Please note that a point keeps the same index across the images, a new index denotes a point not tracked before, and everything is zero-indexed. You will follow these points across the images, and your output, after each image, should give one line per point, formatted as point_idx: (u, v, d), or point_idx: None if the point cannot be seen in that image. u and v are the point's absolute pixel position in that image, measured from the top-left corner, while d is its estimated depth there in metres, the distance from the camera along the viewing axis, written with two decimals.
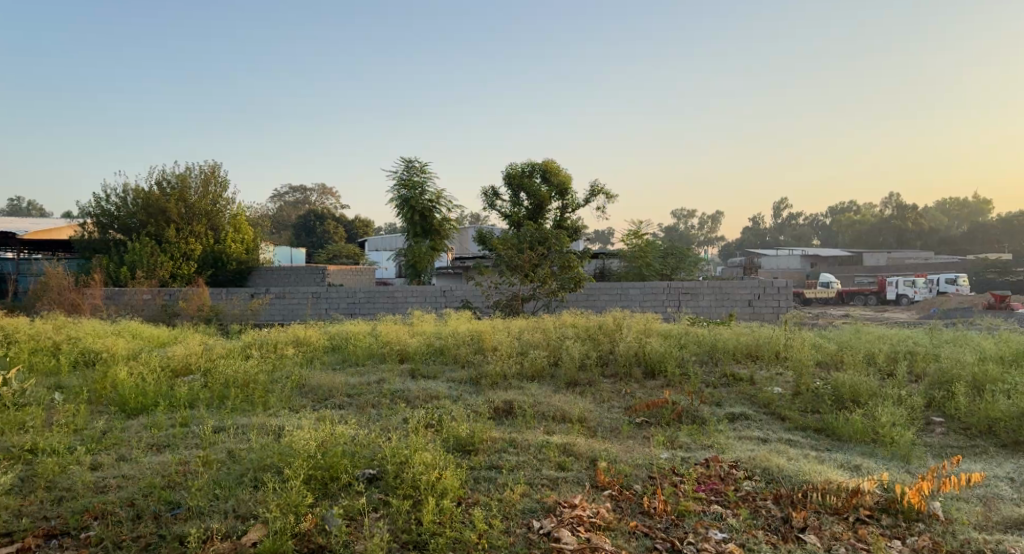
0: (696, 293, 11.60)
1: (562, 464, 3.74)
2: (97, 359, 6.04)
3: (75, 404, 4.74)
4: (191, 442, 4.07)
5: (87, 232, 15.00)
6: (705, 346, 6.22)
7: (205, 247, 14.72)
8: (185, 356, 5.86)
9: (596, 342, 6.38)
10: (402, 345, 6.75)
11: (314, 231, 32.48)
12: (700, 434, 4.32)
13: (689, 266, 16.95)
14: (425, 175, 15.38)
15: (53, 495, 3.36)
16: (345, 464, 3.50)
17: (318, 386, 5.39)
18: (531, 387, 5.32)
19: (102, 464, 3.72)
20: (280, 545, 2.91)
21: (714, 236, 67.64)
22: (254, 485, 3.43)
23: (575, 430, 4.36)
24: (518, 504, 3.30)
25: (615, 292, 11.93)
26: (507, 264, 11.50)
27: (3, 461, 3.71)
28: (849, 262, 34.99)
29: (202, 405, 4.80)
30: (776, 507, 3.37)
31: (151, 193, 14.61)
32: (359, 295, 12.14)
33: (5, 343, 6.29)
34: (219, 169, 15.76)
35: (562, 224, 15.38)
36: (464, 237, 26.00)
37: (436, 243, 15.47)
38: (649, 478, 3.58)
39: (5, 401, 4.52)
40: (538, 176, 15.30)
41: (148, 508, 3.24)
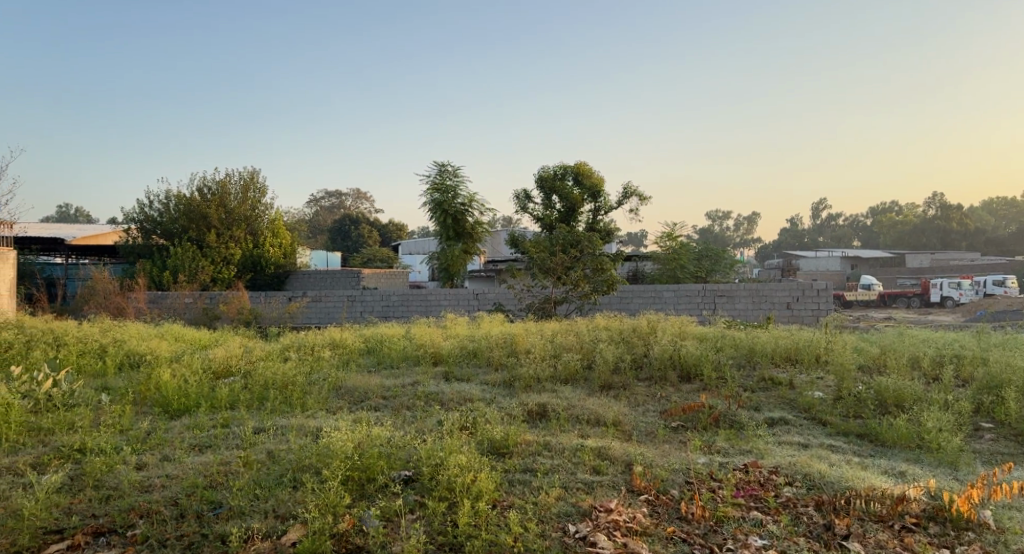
0: (732, 296, 11.45)
1: (598, 467, 3.72)
2: (141, 361, 6.21)
3: (121, 404, 4.87)
4: (232, 442, 4.15)
5: (131, 237, 15.41)
6: (742, 350, 6.14)
7: (244, 252, 15.04)
8: (226, 358, 5.99)
9: (631, 345, 6.35)
10: (436, 347, 6.81)
11: (349, 235, 32.91)
12: (739, 439, 4.26)
13: (725, 268, 16.78)
14: (458, 179, 15.45)
15: (101, 494, 3.45)
16: (381, 465, 3.53)
17: (354, 388, 5.46)
18: (564, 390, 5.31)
19: (147, 464, 3.82)
20: (318, 545, 2.95)
21: (750, 238, 66.68)
22: (293, 486, 3.48)
23: (610, 434, 4.33)
24: (552, 508, 3.29)
25: (649, 294, 11.79)
26: (540, 267, 11.54)
27: (54, 460, 3.83)
28: (890, 264, 34.13)
29: (242, 406, 4.90)
30: (818, 514, 3.30)
31: (192, 199, 14.95)
32: (394, 298, 12.24)
33: (54, 345, 6.49)
34: (258, 175, 16.05)
35: (595, 227, 15.33)
36: (497, 241, 26.11)
37: (468, 246, 15.53)
38: (686, 483, 3.54)
39: (55, 402, 4.67)
40: (571, 178, 15.27)
41: (191, 508, 3.31)
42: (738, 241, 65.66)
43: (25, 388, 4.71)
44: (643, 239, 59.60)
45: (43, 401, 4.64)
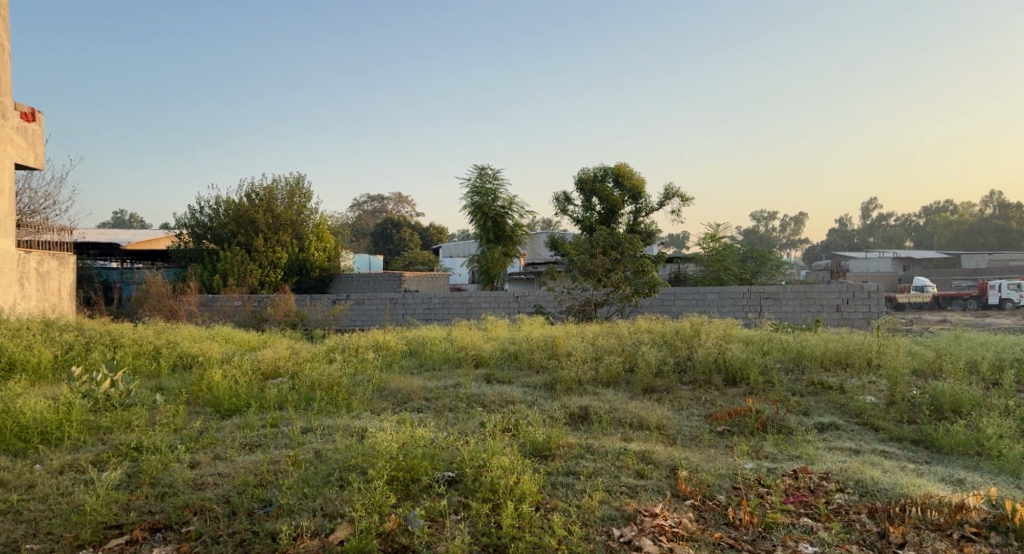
0: (779, 298, 11.24)
1: (641, 471, 3.69)
2: (193, 362, 6.39)
3: (175, 404, 5.02)
4: (280, 441, 4.24)
5: (183, 242, 15.84)
6: (790, 353, 6.01)
7: (290, 256, 15.40)
8: (275, 360, 6.12)
9: (673, 347, 6.27)
10: (477, 350, 6.84)
11: (391, 238, 33.33)
12: (788, 444, 4.17)
13: (770, 269, 16.50)
14: (498, 182, 15.49)
15: (157, 491, 3.56)
16: (425, 466, 3.57)
17: (397, 389, 5.53)
18: (606, 392, 5.29)
19: (200, 462, 3.93)
20: (365, 545, 2.99)
21: (796, 238, 65.28)
22: (339, 485, 3.54)
23: (653, 437, 4.29)
24: (596, 511, 3.27)
25: (691, 296, 11.70)
26: (580, 269, 11.47)
27: (113, 457, 3.97)
28: (945, 265, 32.97)
29: (290, 407, 5.01)
30: (871, 521, 3.21)
31: (241, 204, 15.31)
32: (435, 300, 12.34)
33: (111, 347, 6.72)
34: (303, 180, 16.39)
35: (636, 228, 15.21)
36: (536, 243, 26.16)
37: (508, 248, 15.56)
38: (733, 489, 3.48)
39: (112, 402, 4.83)
40: (611, 180, 15.19)
41: (243, 505, 3.39)
42: (783, 242, 64.32)
43: (85, 388, 4.89)
44: (686, 241, 58.92)
45: (102, 400, 4.81)
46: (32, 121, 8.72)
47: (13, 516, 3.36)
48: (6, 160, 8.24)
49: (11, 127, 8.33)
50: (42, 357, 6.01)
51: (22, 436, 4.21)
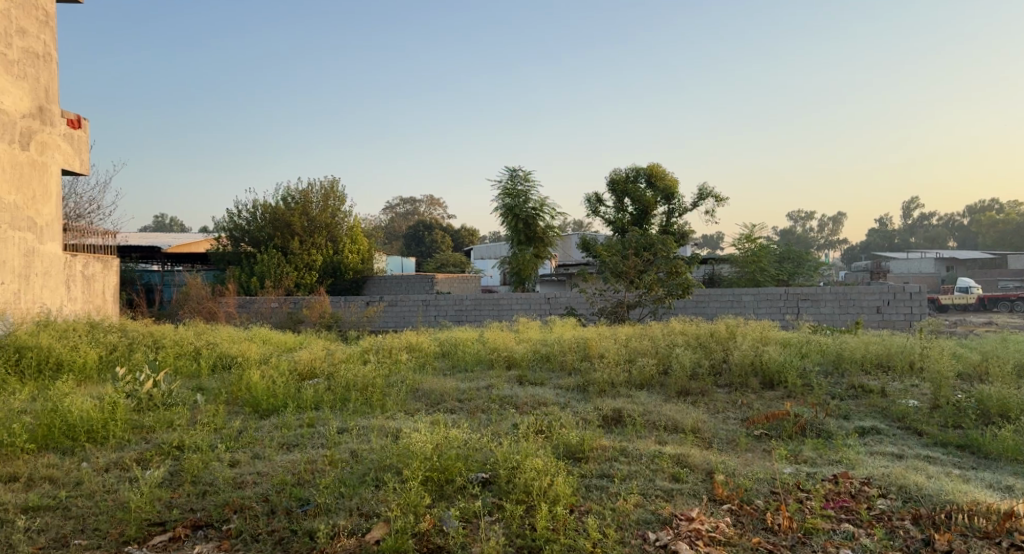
0: (817, 299, 11.04)
1: (677, 475, 3.65)
2: (232, 362, 6.52)
3: (215, 404, 5.13)
4: (317, 442, 4.30)
5: (222, 245, 16.15)
6: (829, 356, 5.90)
7: (325, 258, 15.60)
8: (312, 361, 6.21)
9: (708, 350, 6.21)
10: (509, 352, 6.84)
11: (423, 240, 33.57)
12: (827, 449, 4.09)
13: (808, 271, 16.21)
14: (530, 183, 15.52)
15: (198, 489, 3.64)
16: (459, 466, 3.59)
17: (431, 390, 5.56)
18: (639, 395, 5.24)
19: (239, 461, 4.01)
20: (401, 544, 3.01)
21: (835, 238, 64.03)
22: (375, 485, 3.58)
23: (689, 441, 4.24)
24: (631, 514, 3.25)
25: (727, 298, 11.54)
26: (612, 270, 11.39)
27: (156, 456, 4.07)
28: (991, 265, 32.00)
29: (326, 407, 5.07)
30: (915, 528, 3.14)
31: (277, 208, 15.59)
32: (467, 302, 12.39)
33: (153, 348, 6.89)
34: (338, 184, 16.62)
35: (669, 229, 15.08)
36: (568, 245, 26.12)
37: (540, 250, 15.56)
38: (771, 493, 3.43)
39: (155, 402, 4.95)
40: (643, 181, 15.11)
41: (281, 504, 3.45)
42: (821, 242, 63.14)
43: (129, 388, 5.01)
44: (721, 241, 58.27)
45: (145, 400, 4.92)
46: (78, 128, 9.00)
47: (62, 512, 3.46)
48: (53, 166, 8.51)
49: (58, 133, 8.59)
50: (87, 358, 6.19)
51: (69, 434, 4.33)
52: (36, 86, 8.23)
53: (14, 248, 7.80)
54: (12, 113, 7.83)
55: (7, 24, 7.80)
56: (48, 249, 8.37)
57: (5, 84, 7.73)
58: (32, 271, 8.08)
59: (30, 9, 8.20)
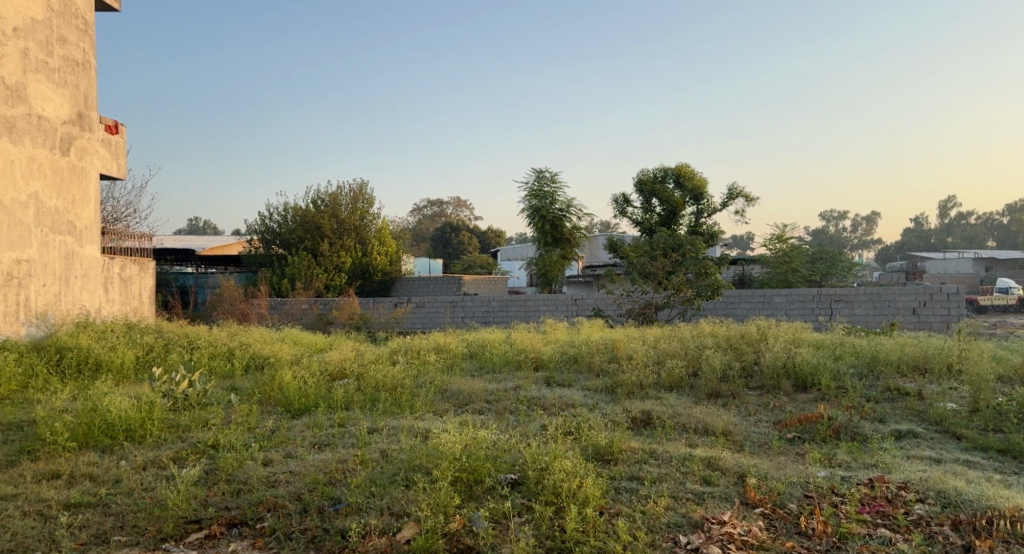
0: (851, 300, 10.87)
1: (708, 478, 3.62)
2: (265, 363, 6.62)
3: (248, 404, 5.21)
4: (347, 441, 4.34)
5: (254, 247, 16.39)
6: (864, 358, 5.81)
7: (354, 260, 15.77)
8: (342, 362, 6.27)
9: (739, 352, 6.14)
10: (536, 354, 6.84)
11: (450, 242, 33.73)
12: (862, 452, 4.03)
13: (842, 271, 15.94)
14: (556, 184, 15.52)
15: (232, 487, 3.70)
16: (488, 467, 3.60)
17: (459, 392, 5.58)
18: (669, 397, 5.21)
19: (273, 460, 4.07)
20: (431, 544, 3.03)
21: (869, 238, 62.87)
22: (405, 484, 3.61)
23: (720, 443, 4.20)
24: (662, 517, 3.23)
25: (758, 299, 11.40)
26: (640, 271, 11.29)
27: (191, 455, 4.15)
28: None
29: (356, 407, 5.13)
30: (955, 534, 3.07)
31: (308, 210, 15.81)
32: (494, 303, 12.42)
33: (188, 348, 7.04)
34: (366, 187, 16.79)
35: (698, 229, 14.95)
36: (595, 246, 26.06)
37: (567, 251, 15.52)
38: (805, 497, 3.38)
39: (191, 401, 5.05)
40: (671, 181, 15.01)
41: (313, 503, 3.50)
42: (855, 242, 62.03)
43: (166, 388, 5.12)
44: (751, 241, 57.60)
45: (180, 400, 5.02)
46: (115, 134, 9.21)
47: (102, 509, 3.54)
48: (92, 171, 8.72)
49: (97, 139, 8.81)
50: (125, 358, 6.33)
51: (108, 433, 4.43)
52: (76, 93, 8.44)
53: (55, 251, 8.01)
54: (53, 120, 8.05)
55: (48, 33, 8.01)
56: (87, 252, 8.58)
57: (46, 91, 7.94)
58: (71, 273, 8.29)
59: (70, 18, 8.42)
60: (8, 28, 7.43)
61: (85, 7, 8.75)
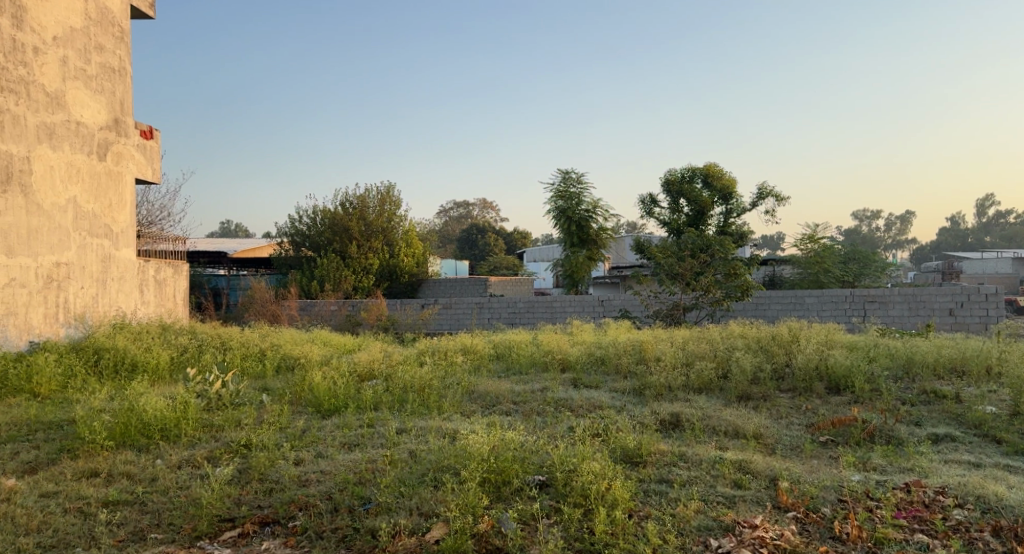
0: (885, 301, 10.68)
1: (739, 481, 3.58)
2: (295, 364, 6.70)
3: (279, 404, 5.29)
4: (377, 441, 4.38)
5: (284, 249, 16.62)
6: (898, 360, 5.70)
7: (382, 262, 15.90)
8: (370, 363, 6.32)
9: (770, 354, 6.07)
10: (563, 355, 6.83)
11: (477, 244, 33.83)
12: (898, 456, 3.95)
13: (875, 272, 15.65)
14: (583, 185, 15.50)
15: (265, 486, 3.76)
16: (516, 468, 3.61)
17: (486, 393, 5.60)
18: (698, 399, 5.17)
19: (304, 459, 4.12)
20: (460, 544, 3.04)
21: (903, 238, 61.65)
22: (434, 485, 3.63)
23: (751, 446, 4.15)
24: (692, 520, 3.20)
25: (789, 300, 11.26)
26: (667, 272, 11.17)
27: (225, 454, 4.22)
28: None
29: (385, 408, 5.17)
30: (996, 540, 3.00)
31: (336, 213, 15.99)
32: (520, 304, 12.43)
33: (221, 349, 7.16)
34: (394, 189, 16.93)
35: (727, 229, 14.81)
36: (622, 247, 25.95)
37: (593, 252, 15.47)
38: (839, 501, 3.33)
39: (224, 401, 5.14)
40: (699, 181, 14.88)
41: (344, 502, 3.53)
42: (888, 242, 60.90)
43: (200, 388, 5.22)
44: (782, 241, 56.87)
45: (214, 400, 5.11)
46: (150, 138, 9.40)
47: (139, 507, 3.62)
48: (128, 175, 8.92)
49: (132, 144, 9.00)
50: (160, 359, 6.46)
51: (145, 432, 4.52)
52: (113, 100, 8.64)
53: (92, 254, 8.21)
54: (90, 126, 8.24)
55: (87, 41, 8.21)
56: (123, 255, 8.78)
57: (84, 98, 8.14)
58: (108, 276, 8.48)
59: (107, 26, 8.62)
60: (48, 36, 7.63)
61: (121, 15, 8.96)
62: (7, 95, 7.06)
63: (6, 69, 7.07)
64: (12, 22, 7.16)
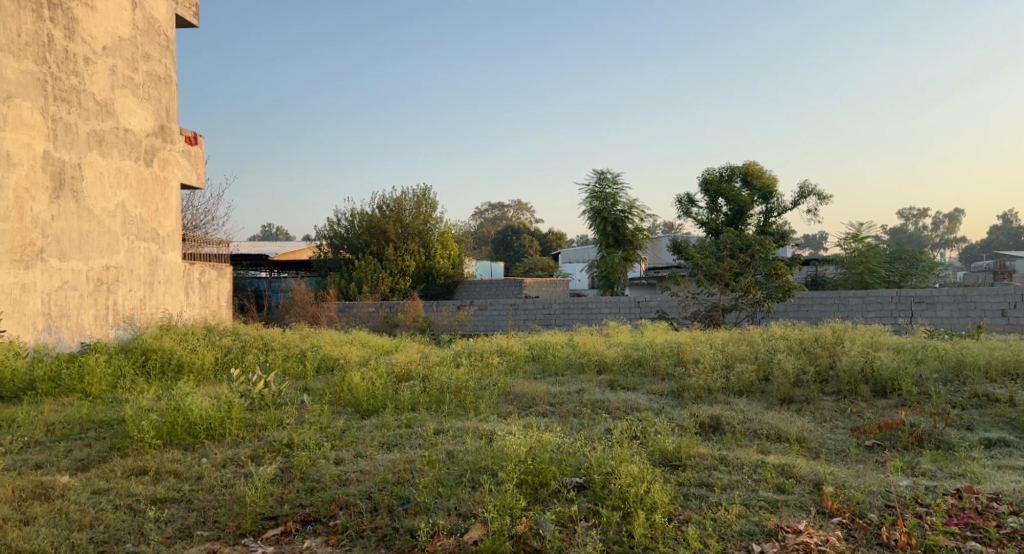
0: (933, 301, 10.39)
1: (782, 486, 3.51)
2: (334, 364, 6.80)
3: (320, 404, 5.37)
4: (415, 442, 4.42)
5: (323, 252, 16.86)
6: (948, 363, 5.53)
7: (418, 264, 16.02)
8: (407, 364, 6.37)
9: (814, 356, 5.94)
10: (600, 356, 6.79)
11: (511, 245, 33.91)
12: (948, 461, 3.84)
13: (922, 272, 15.23)
14: (618, 186, 15.42)
15: (306, 485, 3.81)
16: (553, 470, 3.59)
17: (522, 394, 5.60)
18: (738, 402, 5.08)
19: (344, 459, 4.17)
20: (499, 545, 3.04)
21: (950, 237, 59.90)
22: (472, 485, 3.65)
23: (794, 450, 4.07)
24: (734, 525, 3.15)
25: (832, 301, 11.03)
26: (705, 272, 10.98)
27: (268, 453, 4.30)
28: None
29: (422, 409, 5.20)
30: None
31: (374, 216, 16.20)
32: (556, 306, 12.42)
33: (263, 350, 7.30)
34: (429, 192, 17.07)
35: (767, 229, 14.57)
36: (658, 247, 25.77)
37: (629, 253, 15.36)
38: (886, 507, 3.25)
39: (266, 401, 5.25)
40: (738, 180, 14.67)
41: (383, 502, 3.56)
42: (935, 241, 59.23)
43: (243, 388, 5.33)
44: (823, 242, 55.73)
45: (256, 400, 5.21)
46: (194, 144, 9.64)
47: (185, 504, 3.70)
48: (174, 181, 9.16)
49: (178, 150, 9.23)
50: (204, 359, 6.61)
51: (191, 431, 4.63)
52: (159, 107, 8.88)
53: (140, 257, 8.45)
54: (138, 132, 8.48)
55: (134, 50, 8.46)
56: (169, 258, 9.02)
57: (132, 105, 8.38)
58: (155, 279, 8.72)
59: (153, 35, 8.87)
60: (98, 46, 7.88)
61: (167, 25, 9.20)
62: (59, 104, 7.30)
63: (59, 79, 7.32)
64: (65, 33, 7.41)
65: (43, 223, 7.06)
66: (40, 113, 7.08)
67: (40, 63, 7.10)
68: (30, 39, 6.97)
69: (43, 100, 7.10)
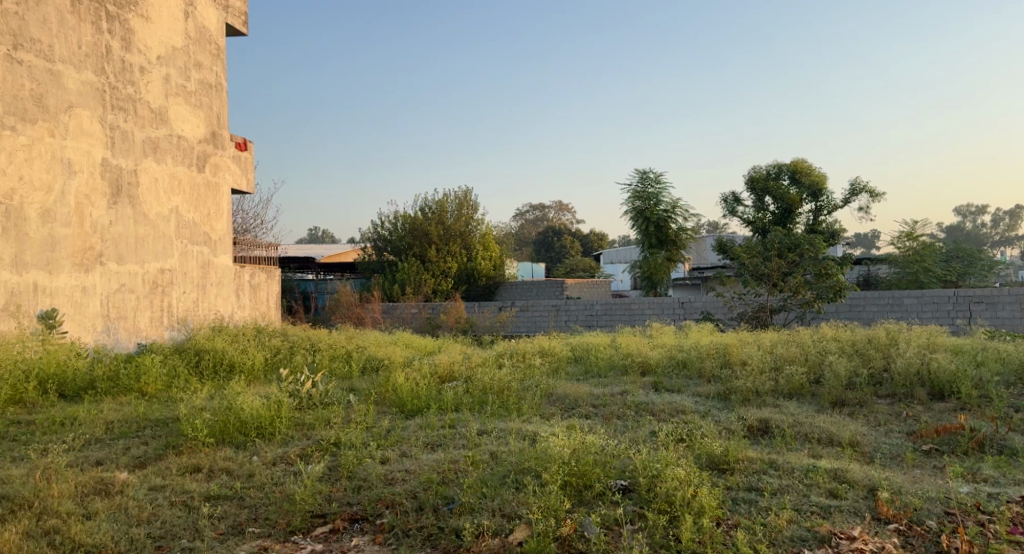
0: (993, 301, 10.00)
1: (835, 491, 3.42)
2: (379, 365, 6.89)
3: (365, 404, 5.45)
4: (459, 442, 4.45)
5: (367, 254, 17.09)
6: (1010, 365, 5.32)
7: (459, 265, 16.13)
8: (451, 365, 6.42)
9: (867, 358, 5.77)
10: (644, 358, 6.73)
11: (553, 246, 33.89)
12: (1011, 467, 3.69)
13: (982, 271, 14.66)
14: (661, 185, 15.26)
15: (353, 484, 3.86)
16: (598, 473, 3.57)
17: (565, 395, 5.58)
18: (788, 405, 4.97)
19: (389, 458, 4.22)
20: (544, 546, 3.03)
21: (1011, 234, 57.59)
22: (516, 486, 3.65)
23: (847, 454, 3.96)
24: (785, 530, 3.08)
25: (886, 300, 10.71)
26: (752, 272, 10.77)
27: (316, 452, 4.37)
28: None
29: (466, 409, 5.22)
30: None
31: (416, 218, 16.36)
32: (597, 307, 12.36)
33: (310, 350, 7.44)
34: (471, 194, 17.17)
35: (816, 227, 14.23)
36: (703, 247, 25.44)
37: (673, 253, 15.17)
38: (945, 514, 3.14)
39: (314, 401, 5.35)
40: (786, 178, 14.36)
41: (428, 501, 3.59)
42: (994, 239, 57.04)
43: (292, 388, 5.43)
44: (875, 240, 54.26)
45: (305, 400, 5.32)
46: (244, 150, 9.88)
47: (237, 501, 3.79)
48: (224, 186, 9.40)
49: (228, 156, 9.47)
50: (254, 360, 6.77)
51: (242, 430, 4.73)
52: (210, 114, 9.12)
53: (192, 260, 8.69)
54: (190, 139, 8.73)
55: (187, 59, 8.71)
56: (220, 261, 9.26)
57: (184, 113, 8.63)
58: (207, 281, 8.96)
59: (205, 44, 9.11)
60: (152, 56, 8.14)
61: (217, 34, 9.45)
62: (117, 112, 7.57)
63: (116, 88, 7.58)
64: (121, 44, 7.67)
65: (102, 228, 7.33)
66: (98, 122, 7.34)
67: (99, 74, 7.37)
68: (89, 50, 7.25)
69: (101, 109, 7.36)
